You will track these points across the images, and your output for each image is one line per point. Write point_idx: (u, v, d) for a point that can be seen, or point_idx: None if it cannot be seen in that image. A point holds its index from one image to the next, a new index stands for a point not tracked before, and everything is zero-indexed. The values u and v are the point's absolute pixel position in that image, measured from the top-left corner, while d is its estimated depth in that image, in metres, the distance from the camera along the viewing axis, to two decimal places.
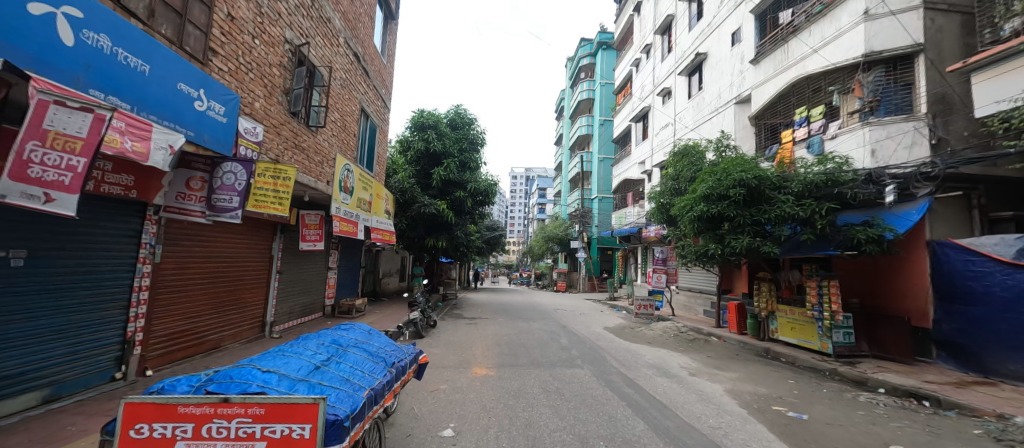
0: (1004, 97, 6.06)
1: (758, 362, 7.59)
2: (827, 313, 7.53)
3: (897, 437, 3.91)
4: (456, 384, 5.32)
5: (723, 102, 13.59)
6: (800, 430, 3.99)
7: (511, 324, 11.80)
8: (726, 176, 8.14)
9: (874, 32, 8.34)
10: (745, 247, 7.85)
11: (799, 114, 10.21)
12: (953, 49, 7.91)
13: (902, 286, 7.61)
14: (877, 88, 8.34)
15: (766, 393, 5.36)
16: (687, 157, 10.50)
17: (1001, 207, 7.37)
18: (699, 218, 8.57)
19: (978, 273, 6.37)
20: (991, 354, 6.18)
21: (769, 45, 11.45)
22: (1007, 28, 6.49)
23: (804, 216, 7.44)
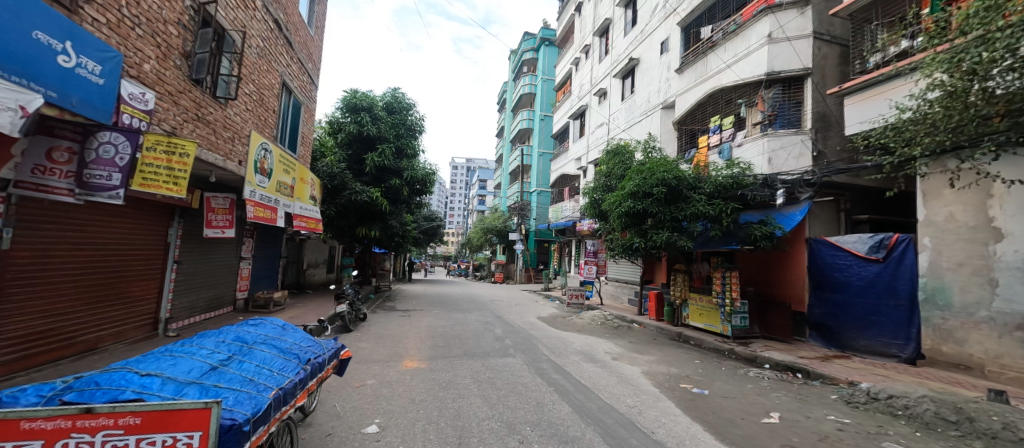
0: (867, 119, 7.25)
1: (672, 345, 8.35)
2: (729, 300, 8.52)
3: (776, 404, 4.55)
4: (384, 379, 5.12)
5: (652, 106, 14.56)
6: (702, 405, 4.45)
7: (446, 315, 11.64)
8: (651, 175, 8.74)
9: (775, 54, 9.47)
10: (664, 241, 8.57)
11: (714, 122, 11.35)
12: (833, 75, 9.28)
13: (786, 277, 8.86)
14: (775, 104, 9.53)
15: (677, 373, 5.93)
16: (619, 156, 11.11)
17: (864, 211, 8.80)
18: (626, 213, 9.15)
19: (842, 265, 7.61)
20: (848, 332, 7.47)
21: (691, 57, 12.49)
22: (872, 61, 7.73)
23: (713, 214, 8.34)
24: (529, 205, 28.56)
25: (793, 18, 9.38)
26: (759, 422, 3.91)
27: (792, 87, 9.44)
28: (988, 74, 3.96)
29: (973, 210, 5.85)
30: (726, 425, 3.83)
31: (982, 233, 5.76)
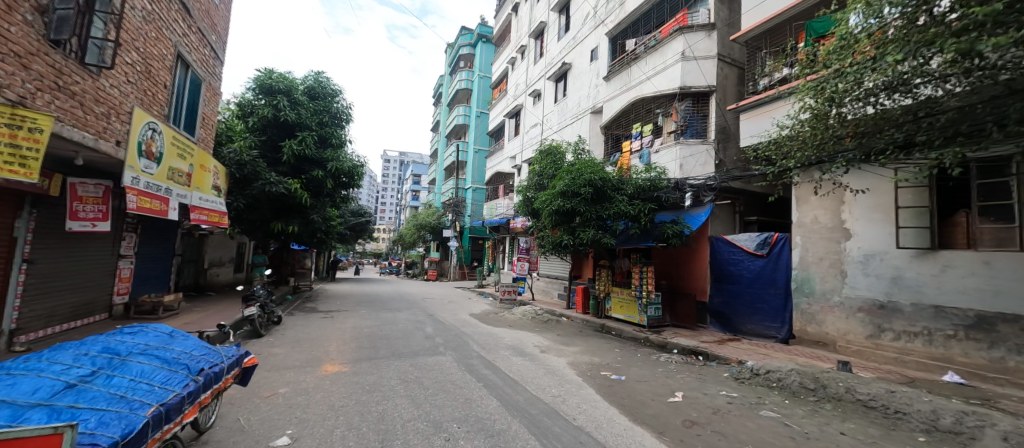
0: (756, 134, 8.36)
1: (595, 336, 8.89)
2: (645, 292, 9.29)
3: (680, 385, 5.08)
4: (300, 386, 4.73)
5: (582, 110, 15.28)
6: (619, 390, 4.80)
7: (374, 315, 11.11)
8: (579, 175, 9.17)
9: (686, 70, 10.50)
10: (590, 238, 9.07)
11: (636, 129, 12.27)
12: (732, 93, 10.54)
13: (693, 271, 9.89)
14: (686, 116, 10.55)
15: (599, 362, 6.33)
16: (550, 156, 11.48)
17: (753, 213, 10.18)
18: (556, 211, 9.51)
19: (736, 259, 8.69)
20: (739, 318, 8.57)
21: (617, 67, 13.33)
22: (764, 83, 8.81)
23: (633, 213, 9.02)
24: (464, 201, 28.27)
25: (702, 40, 10.46)
26: (666, 402, 4.32)
27: (700, 102, 10.52)
28: (844, 102, 4.82)
29: (831, 214, 7.06)
30: (639, 407, 4.17)
31: (837, 233, 6.98)
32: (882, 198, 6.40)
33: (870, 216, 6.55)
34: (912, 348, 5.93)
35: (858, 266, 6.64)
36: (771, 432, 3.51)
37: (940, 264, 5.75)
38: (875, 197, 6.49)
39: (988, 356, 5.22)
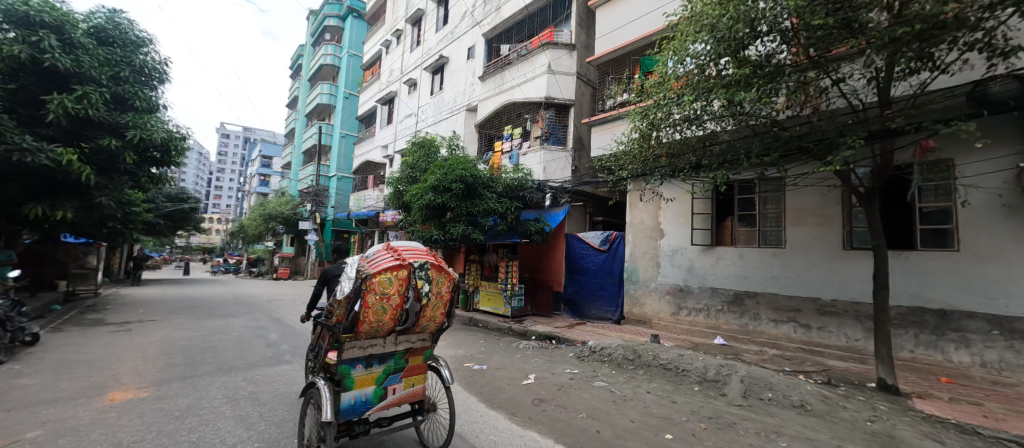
0: (603, 146, 9.69)
1: (462, 330, 9.04)
2: (510, 285, 9.87)
3: (533, 368, 5.57)
4: (63, 425, 3.53)
5: (458, 106, 15.30)
6: (479, 379, 4.96)
7: (197, 323, 9.08)
8: (451, 171, 9.18)
9: (552, 82, 11.52)
10: (459, 234, 9.19)
11: (507, 131, 12.92)
12: (587, 109, 11.98)
13: (550, 264, 10.91)
14: (550, 124, 11.59)
15: (463, 354, 6.46)
16: (424, 149, 11.16)
17: (601, 214, 11.76)
18: (427, 206, 9.34)
19: (584, 254, 9.92)
20: (585, 304, 9.83)
21: (492, 68, 13.77)
22: (611, 102, 10.21)
23: (501, 210, 9.46)
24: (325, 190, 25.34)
25: (564, 58, 11.59)
26: (519, 385, 4.65)
27: (562, 112, 11.65)
28: (660, 127, 5.98)
29: (652, 217, 8.71)
30: (495, 391, 4.38)
31: (655, 232, 8.65)
32: (685, 206, 8.18)
33: (676, 220, 8.31)
34: (698, 321, 7.76)
35: (668, 258, 8.36)
36: (600, 399, 4.14)
37: (715, 256, 7.68)
38: (680, 205, 8.26)
39: (739, 322, 7.21)
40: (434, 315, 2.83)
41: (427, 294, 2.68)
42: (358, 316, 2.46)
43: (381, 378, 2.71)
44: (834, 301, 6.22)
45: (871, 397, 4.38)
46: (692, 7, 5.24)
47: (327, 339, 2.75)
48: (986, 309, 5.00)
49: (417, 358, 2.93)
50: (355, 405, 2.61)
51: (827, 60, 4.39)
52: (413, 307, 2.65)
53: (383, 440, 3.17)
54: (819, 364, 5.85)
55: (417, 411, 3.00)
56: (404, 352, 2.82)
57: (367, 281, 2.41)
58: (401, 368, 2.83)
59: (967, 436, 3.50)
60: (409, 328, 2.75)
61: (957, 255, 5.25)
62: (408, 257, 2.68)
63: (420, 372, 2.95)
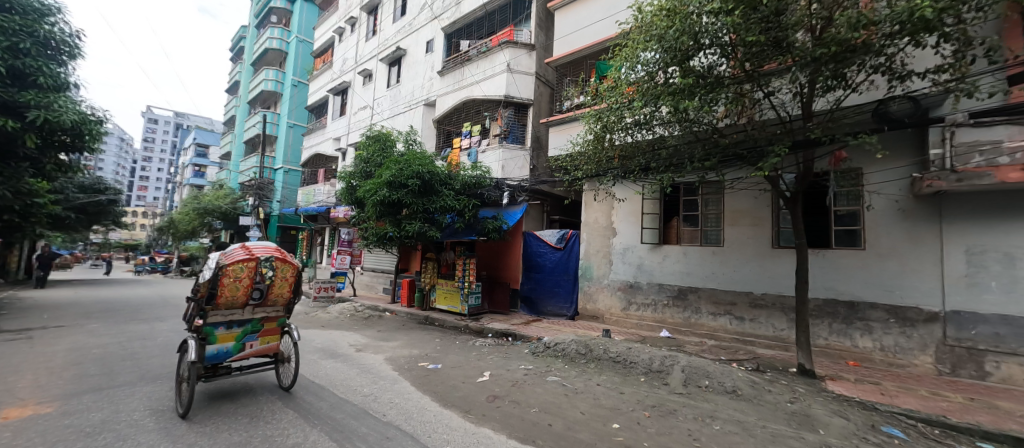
0: (560, 146, 9.89)
1: (418, 329, 8.85)
2: (467, 283, 9.80)
3: (488, 365, 5.58)
4: None
5: (415, 100, 14.93)
6: (433, 378, 4.89)
7: (116, 328, 8.15)
8: (407, 166, 8.94)
9: (511, 81, 11.57)
10: (415, 231, 8.97)
11: (466, 128, 12.80)
12: (545, 109, 12.15)
13: (508, 262, 10.96)
14: (509, 123, 11.64)
15: (417, 354, 6.33)
16: (379, 143, 10.77)
17: (558, 213, 11.99)
18: (381, 202, 9.04)
19: (541, 251, 10.09)
20: (541, 301, 9.99)
21: (451, 64, 13.57)
22: (568, 104, 10.42)
23: (459, 208, 9.35)
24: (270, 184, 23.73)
25: (523, 57, 11.68)
26: (474, 382, 4.65)
27: (521, 112, 11.74)
28: (613, 130, 6.22)
29: (605, 216, 9.04)
30: (449, 390, 4.33)
31: (608, 231, 8.99)
32: (636, 206, 8.57)
33: (628, 219, 8.68)
34: (647, 315, 8.17)
35: (620, 256, 8.72)
36: (553, 393, 4.25)
37: (662, 254, 8.12)
38: (631, 205, 8.63)
39: (683, 316, 7.68)
40: (281, 292, 4.13)
41: (272, 277, 3.96)
42: (216, 292, 3.66)
43: (240, 336, 3.94)
44: (765, 294, 6.81)
45: (793, 381, 4.86)
46: (642, 17, 5.49)
47: (193, 311, 3.86)
48: (886, 300, 5.72)
49: (273, 323, 4.19)
50: (218, 354, 3.81)
51: (760, 74, 4.83)
52: (261, 286, 3.94)
53: (269, 400, 3.94)
54: (751, 353, 6.38)
55: (274, 360, 4.29)
56: (258, 319, 4.06)
57: (222, 268, 3.62)
58: (258, 329, 4.07)
59: (867, 411, 3.99)
60: (261, 301, 4.02)
61: (864, 253, 5.94)
62: (258, 253, 3.91)
63: (275, 333, 4.22)
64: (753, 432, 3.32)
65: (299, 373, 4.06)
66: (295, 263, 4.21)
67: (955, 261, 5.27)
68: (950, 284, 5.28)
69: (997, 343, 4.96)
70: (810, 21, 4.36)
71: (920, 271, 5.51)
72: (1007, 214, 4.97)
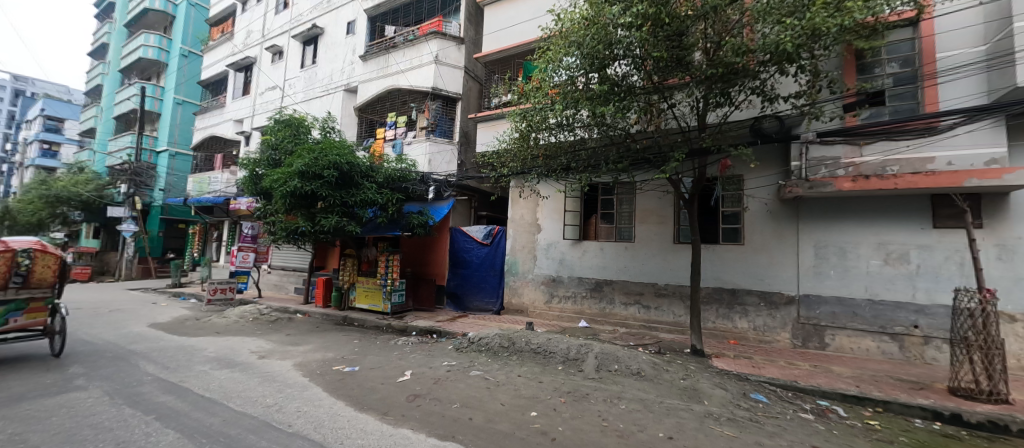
0: (487, 143, 9.94)
1: (334, 331, 8.26)
2: (390, 280, 9.36)
3: (410, 364, 5.43)
4: None
5: (333, 84, 13.84)
6: (349, 381, 4.62)
7: None
8: (323, 155, 8.23)
9: (439, 74, 11.31)
10: (332, 226, 8.30)
11: (390, 118, 12.21)
12: (473, 104, 12.10)
13: (434, 258, 10.72)
14: (436, 116, 11.37)
15: (332, 357, 5.91)
16: (290, 128, 9.79)
17: (486, 209, 12.01)
18: (292, 193, 8.23)
19: (468, 247, 10.04)
20: (468, 297, 9.95)
21: (375, 49, 12.82)
22: (496, 101, 10.49)
23: (381, 202, 8.85)
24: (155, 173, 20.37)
25: (452, 50, 11.49)
26: (395, 383, 4.49)
27: (448, 105, 11.54)
28: (537, 129, 6.44)
29: (531, 213, 9.32)
30: (367, 393, 4.13)
31: (533, 227, 9.29)
32: (559, 204, 8.97)
33: (551, 216, 9.06)
34: (567, 307, 8.63)
35: (544, 252, 9.07)
36: (475, 388, 4.29)
37: (582, 250, 8.62)
38: (555, 203, 9.02)
39: (599, 307, 8.26)
40: (43, 276, 5.19)
41: (31, 265, 5.02)
42: None
43: (2, 314, 4.85)
44: (667, 285, 7.61)
45: (687, 360, 5.51)
46: (564, 23, 5.74)
47: None
48: (759, 288, 6.76)
49: (38, 303, 5.18)
50: None
51: (664, 87, 5.35)
52: (21, 271, 4.96)
53: (144, 420, 3.36)
54: (655, 338, 7.10)
55: (42, 334, 5.22)
56: (21, 299, 5.03)
57: None
58: (21, 308, 5.04)
59: (741, 382, 4.70)
60: (24, 284, 5.02)
61: (743, 247, 6.93)
62: (15, 246, 4.94)
63: (41, 311, 5.21)
64: (653, 408, 3.72)
65: (66, 339, 5.14)
66: (56, 253, 5.31)
67: (806, 254, 6.43)
68: (803, 272, 6.43)
69: (833, 320, 6.18)
70: (705, 44, 4.95)
71: (782, 262, 6.61)
72: (842, 216, 6.20)
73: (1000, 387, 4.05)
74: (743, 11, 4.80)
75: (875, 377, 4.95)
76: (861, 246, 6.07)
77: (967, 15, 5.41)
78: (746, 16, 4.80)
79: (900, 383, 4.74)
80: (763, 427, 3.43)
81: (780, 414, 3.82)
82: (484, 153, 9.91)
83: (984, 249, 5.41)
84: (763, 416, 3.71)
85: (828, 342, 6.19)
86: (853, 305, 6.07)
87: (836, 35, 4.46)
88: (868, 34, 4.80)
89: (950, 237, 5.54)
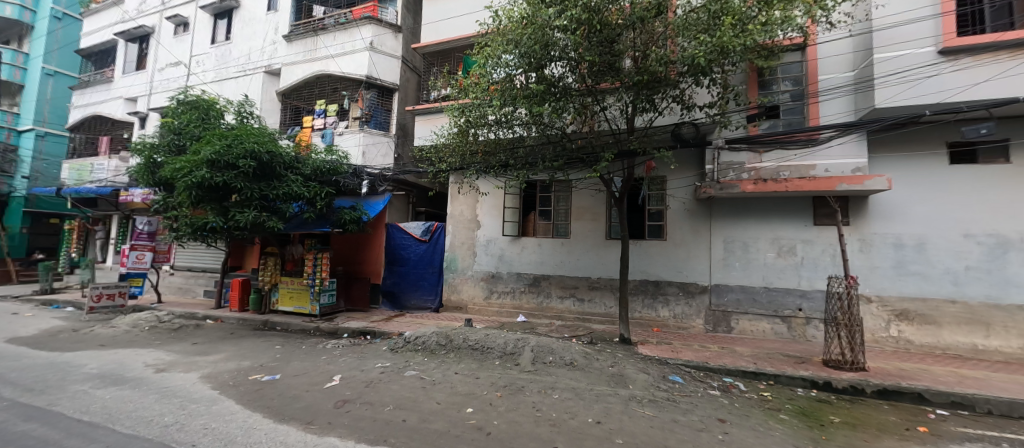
0: (425, 137, 9.67)
1: (252, 336, 7.52)
2: (318, 280, 8.69)
3: (339, 368, 5.13)
4: None
5: (252, 65, 12.52)
6: (268, 391, 4.24)
7: None
8: (237, 143, 7.37)
9: (374, 62, 10.75)
10: (249, 222, 7.49)
11: (319, 106, 11.35)
12: (411, 96, 11.69)
13: (367, 256, 10.15)
14: (371, 106, 10.81)
15: (249, 366, 5.38)
16: (198, 111, 8.66)
17: (424, 204, 11.68)
18: (199, 185, 7.29)
19: (405, 244, 9.70)
20: (405, 295, 9.63)
21: (301, 29, 11.81)
22: (435, 94, 10.24)
23: (308, 196, 8.12)
24: (17, 158, 16.91)
25: (388, 38, 10.98)
26: (321, 389, 4.21)
27: (384, 96, 11.03)
28: (476, 126, 6.43)
29: (470, 209, 9.28)
30: (289, 402, 3.82)
31: (473, 223, 9.26)
32: (498, 200, 9.03)
33: (491, 213, 9.09)
34: (506, 302, 8.75)
35: (483, 248, 9.09)
36: (409, 388, 4.18)
37: (520, 246, 8.77)
38: (494, 199, 9.07)
39: (536, 301, 8.48)
40: None
41: None
42: None
43: None
44: (599, 278, 8.04)
45: (616, 349, 5.88)
46: (502, 20, 5.76)
47: None
48: (678, 279, 7.40)
49: None
50: None
51: (597, 90, 5.60)
52: None
53: None
54: (588, 329, 7.46)
55: None
56: None
57: None
58: None
59: (661, 366, 5.13)
60: None
61: (665, 243, 7.54)
62: None
63: None
64: (583, 395, 3.93)
65: None
66: None
67: (717, 248, 7.17)
68: (714, 264, 7.17)
69: (738, 306, 6.98)
70: (633, 52, 5.29)
71: (697, 256, 7.31)
72: (747, 214, 7.00)
73: (859, 357, 4.89)
74: (666, 25, 5.19)
75: (769, 355, 5.69)
76: (760, 240, 6.92)
77: (840, 44, 6.39)
78: (668, 29, 5.20)
79: (788, 358, 5.50)
80: (678, 405, 3.78)
81: (693, 393, 4.24)
82: (422, 147, 9.63)
83: (850, 243, 6.47)
84: (678, 395, 4.09)
85: (734, 326, 6.97)
86: (753, 293, 6.91)
87: (741, 54, 5.02)
88: (767, 55, 5.46)
89: (827, 233, 6.53)
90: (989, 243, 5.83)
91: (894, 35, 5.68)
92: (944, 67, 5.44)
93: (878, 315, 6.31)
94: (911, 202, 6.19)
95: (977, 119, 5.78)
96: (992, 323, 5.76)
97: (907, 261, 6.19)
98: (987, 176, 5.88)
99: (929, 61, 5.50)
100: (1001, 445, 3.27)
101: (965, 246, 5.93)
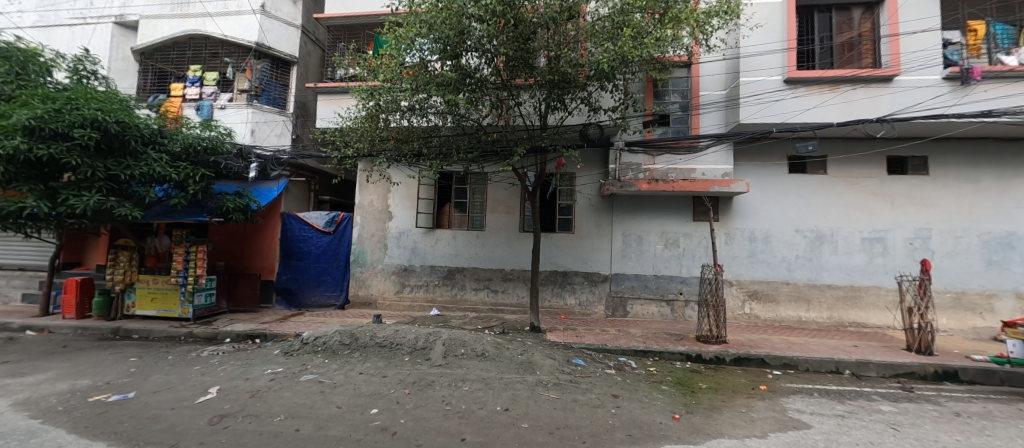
0: (329, 118, 8.81)
1: (97, 349, 6.12)
2: (191, 278, 7.38)
3: (218, 379, 4.44)
4: None
5: (95, 12, 10.03)
6: (117, 413, 3.49)
7: None
8: (71, 108, 5.84)
9: (267, 28, 9.43)
10: (88, 208, 5.99)
11: (192, 71, 9.56)
12: (313, 72, 10.58)
13: (258, 249, 8.91)
14: (263, 78, 9.48)
15: (90, 385, 4.36)
16: (8, 62, 6.70)
17: (327, 192, 10.66)
18: (10, 157, 5.65)
19: (304, 236, 8.75)
20: (305, 292, 8.74)
21: None
22: (341, 72, 9.40)
23: (176, 178, 6.70)
24: None
25: (284, 3, 9.73)
26: (191, 405, 3.61)
27: (279, 68, 9.78)
28: (387, 111, 6.14)
29: (381, 199, 8.76)
30: (145, 425, 3.18)
31: (383, 214, 8.77)
32: (411, 191, 8.69)
33: (403, 203, 8.71)
34: (418, 296, 8.51)
35: (394, 240, 8.68)
36: (305, 394, 3.80)
37: (434, 238, 8.57)
38: (406, 189, 8.69)
39: (450, 293, 8.40)
40: None
41: None
42: None
43: None
44: (512, 269, 8.26)
45: (526, 337, 6.11)
46: (415, 1, 5.46)
47: None
48: (583, 269, 7.96)
49: None
50: None
51: (512, 85, 5.67)
52: None
53: None
54: (501, 319, 7.64)
55: None
56: None
57: None
58: None
59: (566, 350, 5.49)
60: None
61: (573, 236, 8.03)
62: None
63: None
64: (492, 385, 4.01)
65: None
66: None
67: (617, 240, 7.87)
68: (614, 256, 7.86)
69: (632, 292, 7.77)
70: (547, 52, 5.44)
71: (600, 248, 7.93)
72: (643, 210, 7.79)
73: (721, 331, 5.82)
74: (577, 29, 5.47)
75: (656, 334, 6.47)
76: (651, 234, 7.77)
77: (716, 66, 7.44)
78: (580, 33, 5.47)
79: (670, 336, 6.31)
80: (578, 386, 4.07)
81: (592, 373, 4.61)
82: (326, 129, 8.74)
83: (719, 236, 7.62)
84: (579, 377, 4.41)
85: (629, 310, 7.75)
86: (645, 280, 7.75)
87: (640, 65, 5.52)
88: (661, 68, 6.07)
89: (702, 228, 7.62)
90: (811, 236, 7.37)
91: (754, 63, 6.78)
92: (787, 93, 6.67)
93: (736, 296, 7.57)
94: (762, 203, 7.50)
95: (806, 138, 7.20)
96: (810, 299, 7.32)
97: (758, 251, 7.51)
98: (813, 184, 7.40)
99: (776, 88, 6.69)
100: (813, 394, 4.18)
101: (796, 239, 7.41)
